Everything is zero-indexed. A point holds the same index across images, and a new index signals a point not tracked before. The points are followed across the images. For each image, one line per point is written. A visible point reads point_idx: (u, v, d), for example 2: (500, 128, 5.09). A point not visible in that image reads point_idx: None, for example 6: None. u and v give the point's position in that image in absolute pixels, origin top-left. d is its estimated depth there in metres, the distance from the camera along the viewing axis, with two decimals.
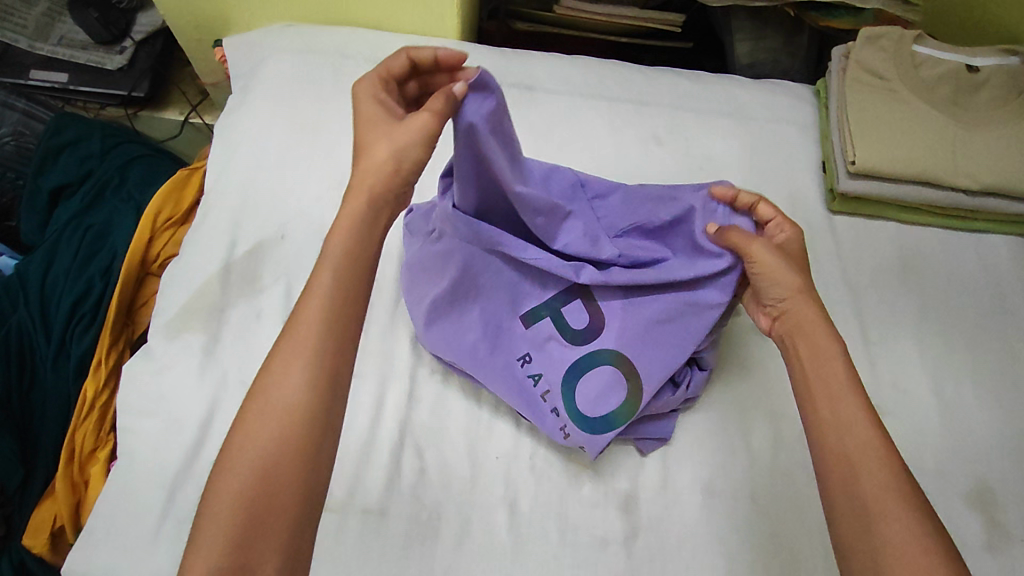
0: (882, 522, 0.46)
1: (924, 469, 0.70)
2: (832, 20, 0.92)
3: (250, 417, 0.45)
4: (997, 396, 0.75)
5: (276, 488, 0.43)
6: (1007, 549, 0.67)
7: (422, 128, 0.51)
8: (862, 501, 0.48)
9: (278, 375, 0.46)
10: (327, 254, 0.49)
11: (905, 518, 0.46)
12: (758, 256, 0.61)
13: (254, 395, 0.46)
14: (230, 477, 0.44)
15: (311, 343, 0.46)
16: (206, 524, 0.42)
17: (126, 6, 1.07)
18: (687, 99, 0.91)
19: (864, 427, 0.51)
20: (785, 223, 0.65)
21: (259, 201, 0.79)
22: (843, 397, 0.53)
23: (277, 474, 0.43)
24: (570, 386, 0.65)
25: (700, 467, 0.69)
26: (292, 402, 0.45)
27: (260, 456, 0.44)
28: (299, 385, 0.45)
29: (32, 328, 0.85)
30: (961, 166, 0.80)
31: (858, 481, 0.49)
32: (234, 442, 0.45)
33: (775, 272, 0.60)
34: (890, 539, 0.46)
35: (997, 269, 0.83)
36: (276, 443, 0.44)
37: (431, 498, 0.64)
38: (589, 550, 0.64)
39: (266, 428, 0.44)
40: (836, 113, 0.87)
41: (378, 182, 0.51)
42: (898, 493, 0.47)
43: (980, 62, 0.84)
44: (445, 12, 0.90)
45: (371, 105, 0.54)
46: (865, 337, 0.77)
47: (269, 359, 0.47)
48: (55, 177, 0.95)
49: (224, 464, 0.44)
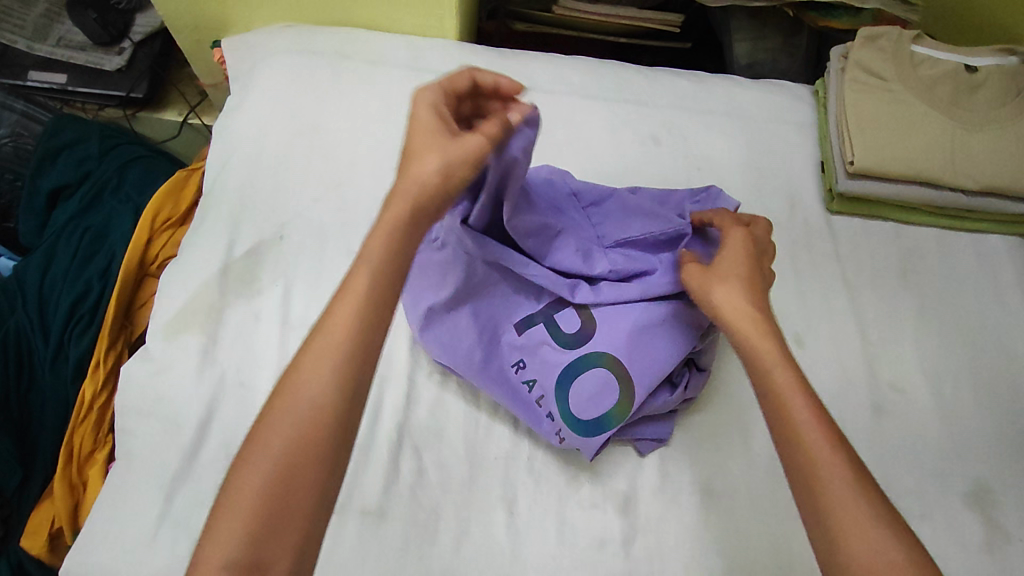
0: (844, 533, 0.43)
1: (923, 470, 0.70)
2: (831, 20, 0.92)
3: (275, 414, 0.43)
4: (997, 396, 0.75)
5: (294, 491, 0.42)
6: (1006, 549, 0.67)
7: (474, 152, 0.50)
8: (822, 511, 0.44)
9: (307, 374, 0.44)
10: (366, 251, 0.48)
11: (870, 526, 0.43)
12: (689, 277, 0.61)
13: (282, 391, 0.44)
14: (250, 471, 0.42)
15: (344, 344, 0.45)
16: (221, 522, 0.41)
17: (125, 7, 1.07)
18: (686, 99, 0.91)
19: (813, 429, 0.47)
20: (728, 233, 0.63)
21: (258, 202, 0.79)
22: (791, 397, 0.49)
23: (297, 477, 0.42)
24: (562, 390, 0.65)
25: (699, 468, 0.69)
26: (318, 400, 0.43)
27: (281, 457, 0.42)
28: (327, 387, 0.44)
29: (31, 329, 0.85)
30: (961, 166, 0.80)
31: (816, 489, 0.45)
32: (256, 438, 0.43)
33: (701, 289, 0.59)
34: (856, 552, 0.42)
35: (996, 269, 0.83)
36: (297, 445, 0.42)
37: (429, 499, 0.64)
38: (588, 551, 0.64)
39: (290, 429, 0.43)
40: (835, 113, 0.87)
41: (423, 194, 0.49)
42: (858, 498, 0.44)
43: (979, 62, 0.84)
44: (444, 13, 0.90)
45: (428, 116, 0.51)
46: (864, 337, 0.77)
47: (299, 355, 0.45)
48: (53, 178, 0.95)
49: (245, 462, 0.42)
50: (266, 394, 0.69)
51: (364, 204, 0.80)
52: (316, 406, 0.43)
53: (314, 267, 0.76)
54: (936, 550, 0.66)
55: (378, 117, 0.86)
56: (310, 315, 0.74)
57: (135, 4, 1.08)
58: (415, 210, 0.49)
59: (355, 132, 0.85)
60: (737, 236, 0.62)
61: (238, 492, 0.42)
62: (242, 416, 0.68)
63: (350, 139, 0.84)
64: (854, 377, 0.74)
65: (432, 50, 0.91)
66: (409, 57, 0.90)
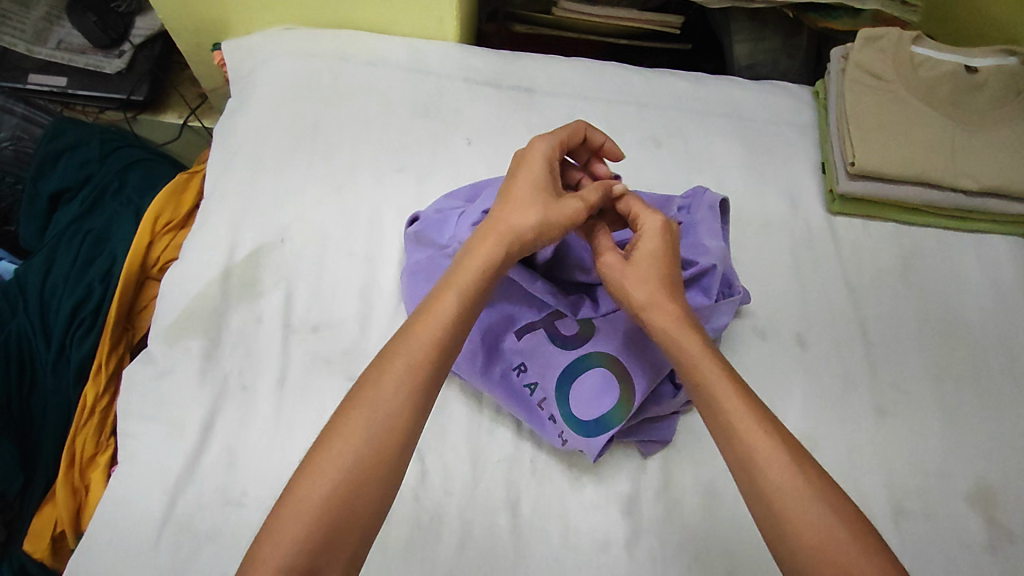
0: (786, 517, 0.46)
1: (926, 470, 0.70)
2: (831, 21, 0.92)
3: (351, 421, 0.47)
4: (999, 397, 0.75)
5: (360, 495, 0.45)
6: (1009, 549, 0.67)
7: (570, 216, 0.60)
8: (764, 497, 0.47)
9: (388, 388, 0.48)
10: (454, 283, 0.54)
11: (812, 506, 0.45)
12: (604, 266, 0.61)
13: (357, 399, 0.48)
14: (322, 467, 0.45)
15: (423, 364, 0.49)
16: (285, 520, 0.43)
17: (125, 10, 1.07)
18: (686, 101, 0.91)
19: (748, 418, 0.50)
20: (645, 215, 0.64)
21: (260, 204, 0.79)
22: (720, 387, 0.52)
23: (366, 482, 0.45)
24: (563, 391, 0.65)
25: (702, 470, 0.69)
26: (394, 409, 0.48)
27: (355, 462, 0.45)
28: (406, 402, 0.48)
29: (32, 333, 0.85)
30: (961, 167, 0.80)
31: (756, 477, 0.47)
32: (329, 442, 0.46)
33: (620, 286, 0.60)
34: (800, 533, 0.45)
35: (997, 269, 0.83)
36: (372, 454, 0.46)
37: (432, 502, 0.64)
38: (591, 553, 0.64)
39: (366, 437, 0.46)
40: (836, 114, 0.87)
41: (517, 238, 0.58)
42: (799, 481, 0.47)
43: (980, 62, 0.84)
44: (445, 15, 0.90)
45: (542, 166, 0.62)
46: (865, 338, 0.77)
47: (380, 365, 0.49)
48: (53, 182, 0.95)
49: (316, 464, 0.45)
50: (268, 397, 0.69)
51: (365, 207, 0.80)
52: (394, 418, 0.47)
53: (316, 270, 0.76)
54: (939, 550, 0.66)
55: (379, 120, 0.86)
56: (312, 318, 0.74)
57: (135, 6, 1.08)
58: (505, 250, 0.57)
59: (356, 135, 0.84)
60: (654, 220, 0.63)
61: (307, 491, 0.44)
62: (244, 420, 0.68)
63: (351, 142, 0.84)
64: (856, 378, 0.74)
65: (433, 52, 0.91)
66: (410, 59, 0.90)
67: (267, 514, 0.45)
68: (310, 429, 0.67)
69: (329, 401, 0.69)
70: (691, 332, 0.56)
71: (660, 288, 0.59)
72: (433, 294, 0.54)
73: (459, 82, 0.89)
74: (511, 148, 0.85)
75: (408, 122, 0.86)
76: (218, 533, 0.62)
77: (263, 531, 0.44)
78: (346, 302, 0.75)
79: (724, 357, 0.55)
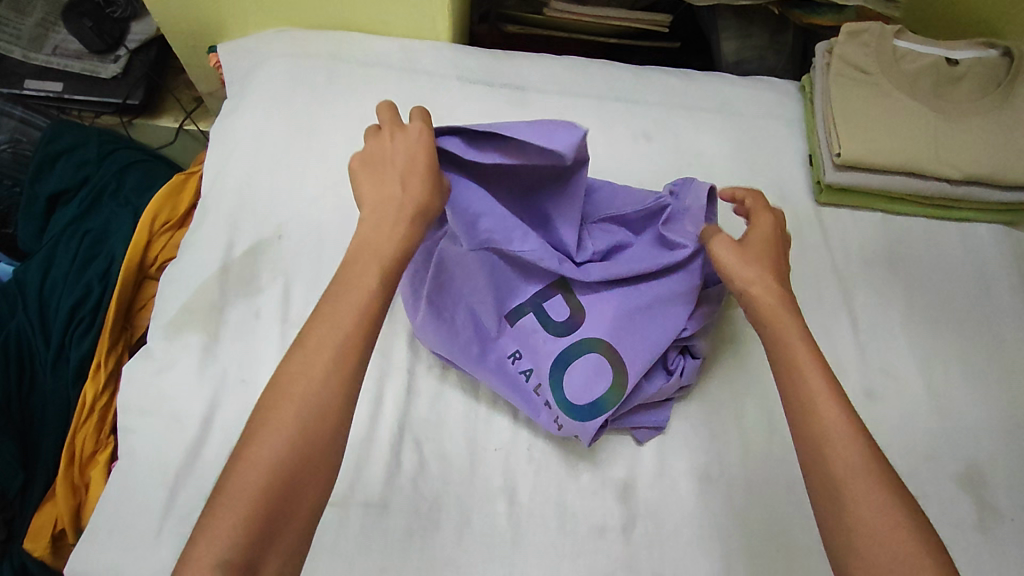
0: (854, 498, 0.47)
1: (916, 453, 0.71)
2: (816, 17, 0.94)
3: (282, 410, 0.47)
4: (985, 380, 0.77)
5: (298, 487, 0.46)
6: (996, 528, 0.68)
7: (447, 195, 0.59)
8: (833, 477, 0.48)
9: (312, 380, 0.48)
10: (375, 258, 0.52)
11: (880, 492, 0.47)
12: (722, 241, 0.61)
13: (284, 393, 0.47)
14: (253, 467, 0.45)
15: (345, 351, 0.49)
16: (219, 513, 0.44)
17: (120, 15, 1.08)
18: (675, 97, 0.92)
19: (830, 406, 0.50)
20: (761, 216, 0.64)
21: (256, 201, 0.80)
22: (807, 370, 0.52)
23: (300, 473, 0.46)
24: (558, 376, 0.66)
25: (696, 454, 0.70)
26: (322, 399, 0.47)
27: (286, 454, 0.46)
28: (332, 390, 0.48)
29: (31, 332, 0.85)
30: (944, 156, 0.82)
31: (829, 460, 0.49)
32: (259, 432, 0.46)
33: (730, 261, 0.60)
34: (864, 514, 0.46)
35: (982, 256, 0.85)
36: (301, 445, 0.46)
37: (431, 490, 0.65)
38: (589, 538, 0.65)
39: (294, 431, 0.46)
40: (822, 107, 0.88)
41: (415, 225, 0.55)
42: (867, 469, 0.48)
43: (960, 55, 0.86)
44: (438, 15, 0.91)
45: (419, 162, 0.57)
46: (854, 325, 0.78)
47: (301, 354, 0.49)
48: (51, 184, 0.96)
49: (248, 452, 0.46)
50: None
51: None
52: (323, 410, 0.47)
53: (313, 267, 0.77)
54: None
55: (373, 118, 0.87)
56: (309, 313, 0.75)
57: (131, 11, 1.09)
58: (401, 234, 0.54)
59: (351, 133, 0.86)
60: (767, 220, 0.63)
61: (240, 486, 0.45)
62: (243, 414, 0.69)
63: (347, 139, 0.85)
64: (846, 365, 0.76)
65: (425, 51, 0.92)
66: (403, 59, 0.92)
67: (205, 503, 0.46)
68: None
69: None
70: (794, 316, 0.56)
71: (770, 274, 0.59)
72: (349, 269, 0.52)
73: (452, 81, 0.91)
74: None
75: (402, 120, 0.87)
76: None
77: (199, 527, 0.44)
78: None
79: (819, 348, 0.54)
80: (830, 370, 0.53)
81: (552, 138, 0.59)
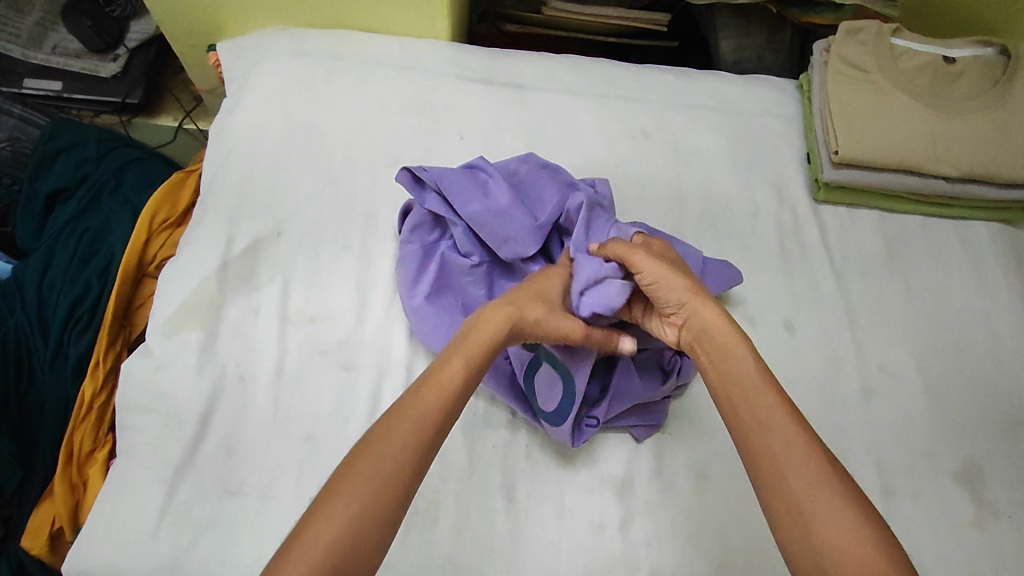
0: (817, 520, 0.46)
1: (914, 450, 0.71)
2: (813, 15, 0.94)
3: (363, 469, 0.47)
4: (983, 377, 0.77)
5: (359, 551, 0.44)
6: (995, 525, 0.68)
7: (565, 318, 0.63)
8: (798, 503, 0.47)
9: (394, 449, 0.48)
10: (460, 352, 0.56)
11: (845, 510, 0.45)
12: (641, 264, 0.64)
13: (362, 455, 0.48)
14: (322, 526, 0.44)
15: (434, 423, 0.51)
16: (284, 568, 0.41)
17: (120, 14, 1.08)
18: (673, 95, 0.93)
19: (788, 429, 0.51)
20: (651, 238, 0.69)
21: (255, 199, 0.80)
22: (762, 399, 0.53)
23: (364, 535, 0.44)
24: (530, 386, 0.68)
25: (695, 451, 0.70)
26: (400, 467, 0.48)
27: (354, 514, 0.45)
28: (410, 458, 0.48)
29: (30, 330, 0.85)
30: (942, 154, 0.82)
31: (789, 485, 0.48)
32: (338, 489, 0.46)
33: (659, 282, 0.63)
34: (827, 530, 0.45)
35: (980, 254, 0.85)
36: (373, 507, 0.45)
37: (429, 488, 0.65)
38: (587, 535, 0.65)
39: (372, 493, 0.46)
40: (819, 105, 0.89)
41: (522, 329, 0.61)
42: (828, 490, 0.47)
43: (957, 53, 0.86)
44: (436, 14, 0.91)
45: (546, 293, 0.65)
46: (852, 323, 0.78)
47: (386, 424, 0.50)
48: (50, 182, 0.96)
49: (322, 511, 0.44)
50: (266, 387, 0.70)
51: (360, 201, 0.82)
52: (399, 477, 0.47)
53: (312, 264, 0.77)
54: (926, 529, 0.67)
55: (372, 116, 0.87)
56: (308, 310, 0.75)
57: (130, 11, 1.09)
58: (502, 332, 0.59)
59: (350, 131, 0.86)
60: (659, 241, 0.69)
61: (305, 543, 0.43)
62: (241, 411, 0.69)
63: (346, 138, 0.85)
64: (844, 362, 0.76)
65: (424, 50, 0.93)
66: (402, 58, 0.92)
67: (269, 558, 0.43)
68: (309, 419, 0.68)
69: (327, 390, 0.70)
70: (740, 338, 0.58)
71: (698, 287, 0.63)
72: (440, 361, 0.56)
73: (451, 79, 0.91)
74: (503, 141, 0.87)
75: (401, 118, 0.87)
76: (218, 522, 0.63)
77: None
78: (342, 293, 0.76)
79: (775, 377, 0.55)
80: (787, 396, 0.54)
81: (542, 193, 0.75)
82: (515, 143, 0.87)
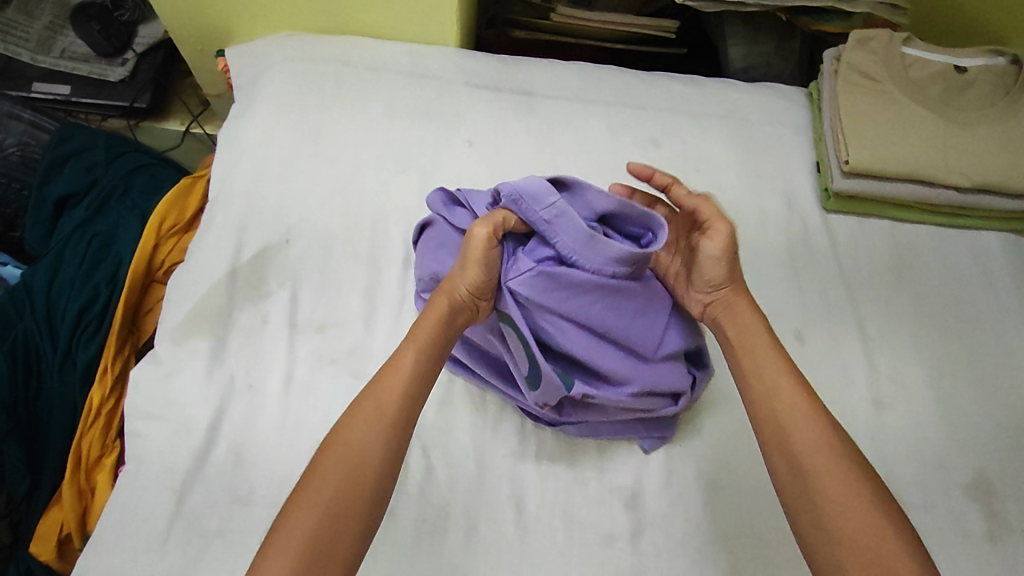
0: (812, 473, 0.51)
1: (925, 462, 0.71)
2: (823, 24, 0.94)
3: (328, 469, 0.50)
4: (994, 389, 0.76)
5: (339, 534, 0.47)
6: (1009, 540, 0.68)
7: (477, 252, 0.59)
8: (795, 452, 0.53)
9: (359, 437, 0.51)
10: (413, 338, 0.58)
11: (838, 463, 0.51)
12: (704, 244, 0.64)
13: (333, 447, 0.51)
14: (303, 513, 0.47)
15: (389, 415, 0.53)
16: (274, 548, 0.46)
17: (128, 19, 1.09)
18: (683, 103, 0.92)
19: (791, 389, 0.56)
20: (706, 206, 0.65)
21: (264, 206, 0.80)
22: (772, 365, 0.58)
23: (342, 519, 0.48)
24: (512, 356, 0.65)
25: (705, 463, 0.70)
26: (367, 454, 0.51)
27: (331, 500, 0.48)
28: (377, 446, 0.51)
29: (39, 335, 0.85)
30: (953, 164, 0.82)
31: (789, 438, 0.54)
32: (313, 479, 0.49)
33: (710, 266, 0.64)
34: (830, 490, 0.50)
35: (990, 264, 0.85)
36: (347, 493, 0.49)
37: (438, 497, 0.65)
38: (596, 547, 0.64)
39: (342, 480, 0.49)
40: (830, 114, 0.89)
41: (456, 296, 0.60)
42: (826, 446, 0.52)
43: (968, 63, 0.86)
44: (445, 21, 0.91)
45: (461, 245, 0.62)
46: (861, 333, 0.78)
47: (349, 416, 0.53)
48: (59, 187, 0.95)
49: (299, 501, 0.48)
50: (275, 395, 0.70)
51: (369, 208, 0.82)
52: (367, 464, 0.50)
53: (321, 271, 0.77)
54: (938, 543, 0.67)
55: (381, 123, 0.87)
56: (317, 318, 0.75)
57: (138, 15, 1.10)
58: (440, 313, 0.59)
59: (359, 138, 0.86)
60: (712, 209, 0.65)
61: (291, 527, 0.47)
62: (250, 419, 0.69)
63: (355, 144, 0.85)
64: (854, 373, 0.75)
65: (433, 57, 0.92)
66: (411, 65, 0.92)
67: (252, 559, 0.46)
68: (317, 428, 0.68)
69: (336, 399, 0.70)
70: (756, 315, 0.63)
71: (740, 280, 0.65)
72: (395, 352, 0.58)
73: (460, 86, 0.91)
74: (512, 148, 0.87)
75: (409, 125, 0.87)
76: (227, 531, 0.63)
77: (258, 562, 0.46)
78: (351, 301, 0.76)
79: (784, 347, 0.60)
80: (793, 362, 0.59)
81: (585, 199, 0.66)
82: (523, 150, 0.87)
